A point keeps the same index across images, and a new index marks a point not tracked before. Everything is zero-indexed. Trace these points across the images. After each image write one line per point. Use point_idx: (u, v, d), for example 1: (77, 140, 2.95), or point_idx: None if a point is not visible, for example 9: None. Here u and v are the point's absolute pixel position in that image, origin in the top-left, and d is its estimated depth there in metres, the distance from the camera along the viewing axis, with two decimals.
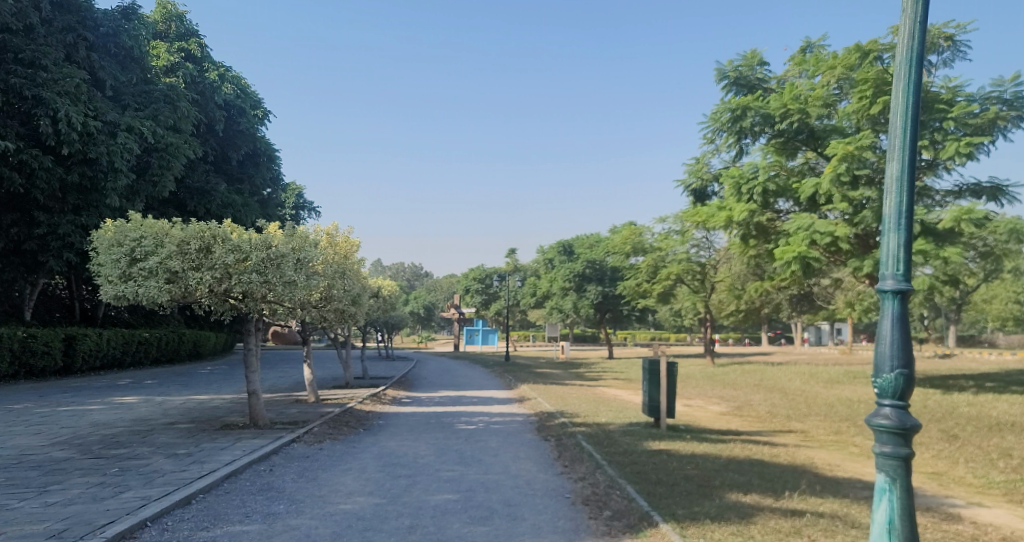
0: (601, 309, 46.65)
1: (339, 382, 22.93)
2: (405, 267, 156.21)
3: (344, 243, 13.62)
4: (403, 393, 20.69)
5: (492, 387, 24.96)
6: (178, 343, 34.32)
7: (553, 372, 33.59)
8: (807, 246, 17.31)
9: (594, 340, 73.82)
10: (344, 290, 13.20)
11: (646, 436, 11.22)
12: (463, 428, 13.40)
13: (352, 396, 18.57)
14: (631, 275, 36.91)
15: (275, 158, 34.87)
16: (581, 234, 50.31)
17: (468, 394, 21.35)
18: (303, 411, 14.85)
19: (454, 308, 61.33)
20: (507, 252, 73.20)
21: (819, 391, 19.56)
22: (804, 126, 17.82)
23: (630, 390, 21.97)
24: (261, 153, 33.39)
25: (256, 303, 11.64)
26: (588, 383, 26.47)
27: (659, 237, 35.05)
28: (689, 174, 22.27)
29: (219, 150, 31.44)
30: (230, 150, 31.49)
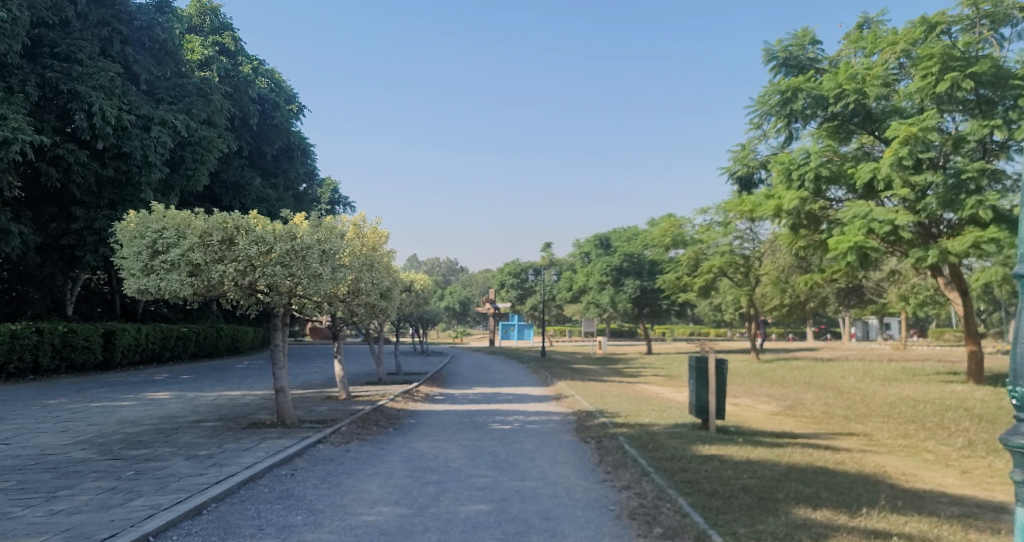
0: (640, 303, 45.71)
1: (372, 378, 22.45)
2: (440, 262, 156.30)
3: (372, 234, 13.01)
4: (436, 389, 20.12)
5: (529, 383, 24.31)
6: (216, 338, 34.20)
7: (591, 368, 32.85)
8: (864, 235, 16.97)
9: (632, 335, 72.79)
10: (373, 284, 12.59)
11: (694, 439, 10.44)
12: (498, 428, 12.75)
13: (384, 393, 18.05)
14: (672, 268, 35.97)
15: (308, 152, 34.43)
16: (618, 227, 49.42)
17: (505, 391, 20.72)
18: (334, 409, 14.33)
19: (489, 303, 60.89)
20: (542, 246, 72.52)
21: (875, 390, 18.53)
22: (860, 109, 17.62)
23: (672, 388, 21.11)
24: (295, 148, 33.01)
25: (280, 298, 11.07)
26: (628, 380, 25.64)
27: (700, 229, 34.07)
28: (734, 161, 21.74)
29: (253, 145, 31.09)
30: (264, 145, 31.10)
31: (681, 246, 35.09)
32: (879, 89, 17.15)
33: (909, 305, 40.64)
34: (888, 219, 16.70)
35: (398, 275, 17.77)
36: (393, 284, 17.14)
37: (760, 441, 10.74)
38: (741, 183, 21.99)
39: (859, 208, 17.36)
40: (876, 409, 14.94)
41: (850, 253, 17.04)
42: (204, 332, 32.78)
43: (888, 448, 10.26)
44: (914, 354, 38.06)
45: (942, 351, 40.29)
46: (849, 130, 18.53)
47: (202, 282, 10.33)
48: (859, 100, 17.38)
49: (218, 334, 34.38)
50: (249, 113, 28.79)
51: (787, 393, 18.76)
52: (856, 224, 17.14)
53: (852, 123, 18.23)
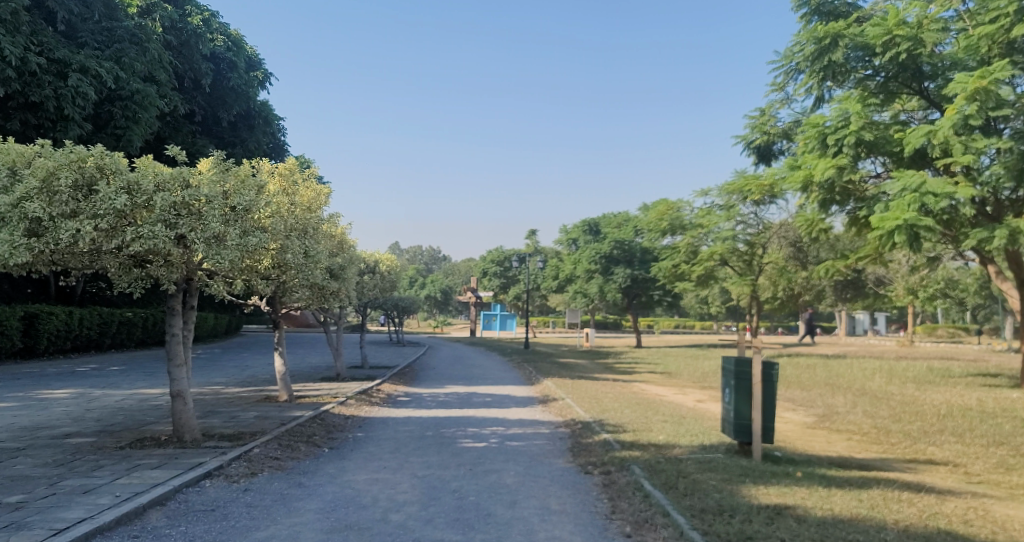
0: (630, 293, 42.93)
1: (330, 374, 19.41)
2: (422, 251, 152.79)
3: (308, 193, 9.97)
4: (401, 388, 17.17)
5: (511, 380, 21.45)
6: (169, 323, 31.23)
7: (578, 362, 30.04)
8: (916, 212, 14.19)
9: (617, 327, 70.13)
10: (309, 256, 9.56)
11: (738, 473, 7.59)
12: (469, 447, 9.80)
13: (338, 393, 15.03)
14: (668, 256, 33.16)
15: (272, 121, 31.21)
16: (608, 212, 46.54)
17: (483, 391, 17.81)
18: (263, 417, 11.30)
19: (471, 291, 57.89)
20: (527, 233, 69.58)
21: (917, 396, 15.71)
22: (909, 62, 14.95)
23: (677, 390, 18.26)
24: (257, 113, 29.86)
25: (171, 270, 8.06)
26: (621, 377, 22.72)
27: (700, 213, 31.23)
28: (751, 129, 18.96)
29: (207, 109, 27.94)
30: (220, 110, 27.92)
31: (678, 232, 32.25)
32: (937, 35, 14.41)
33: (916, 300, 38.18)
34: (944, 191, 13.99)
35: (351, 244, 14.77)
36: (343, 261, 14.05)
37: (826, 476, 7.82)
38: (759, 151, 19.14)
39: (910, 178, 14.52)
40: (937, 423, 12.11)
41: (899, 232, 14.24)
42: (155, 315, 29.82)
43: (1004, 495, 7.48)
44: (921, 351, 35.53)
45: (950, 349, 37.85)
46: (897, 88, 15.92)
47: (48, 246, 7.25)
48: (912, 51, 14.57)
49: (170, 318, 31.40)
50: (201, 74, 26.17)
51: (813, 399, 15.92)
52: (906, 200, 14.34)
53: (899, 78, 15.65)
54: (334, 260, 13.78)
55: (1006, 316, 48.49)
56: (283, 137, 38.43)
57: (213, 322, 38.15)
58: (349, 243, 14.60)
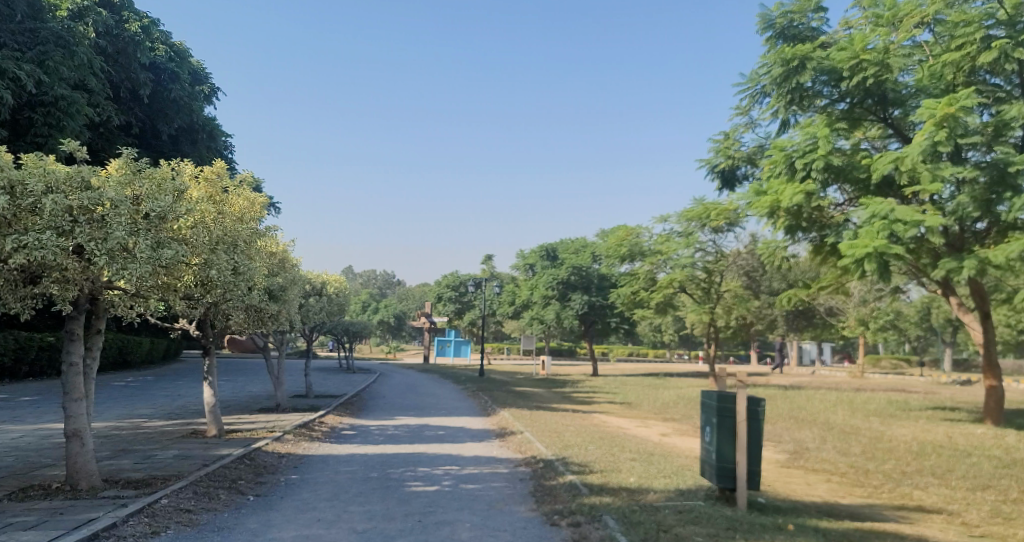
0: (587, 320, 42.16)
1: (268, 404, 18.04)
2: (376, 275, 150.56)
3: (243, 202, 8.82)
4: (345, 420, 15.91)
5: (464, 411, 20.30)
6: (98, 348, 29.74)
7: (534, 391, 28.95)
8: (886, 240, 13.47)
9: (572, 355, 69.35)
10: (240, 273, 8.40)
11: (723, 526, 6.65)
12: (418, 492, 8.69)
13: (274, 426, 13.74)
14: (625, 282, 32.44)
15: (215, 136, 29.96)
16: (565, 238, 45.82)
17: (434, 423, 16.63)
18: (184, 456, 10.02)
19: (424, 316, 56.50)
20: (482, 258, 68.60)
21: (887, 430, 15.05)
22: (876, 89, 14.21)
23: (639, 423, 17.36)
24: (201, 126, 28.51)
25: (70, 287, 6.92)
26: (579, 407, 21.75)
27: (658, 239, 30.48)
28: (715, 152, 18.10)
29: (146, 121, 26.59)
30: (159, 122, 26.58)
31: (637, 258, 31.47)
32: (905, 60, 13.64)
33: (871, 331, 38.12)
34: (914, 218, 13.23)
35: (294, 262, 13.56)
36: (282, 282, 12.83)
37: (820, 529, 6.92)
38: (724, 176, 18.23)
39: (878, 205, 13.79)
40: (918, 462, 11.37)
41: (868, 261, 13.49)
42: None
43: None
44: (876, 382, 35.35)
45: (904, 380, 37.77)
46: (861, 115, 14.97)
47: None
48: (880, 76, 13.83)
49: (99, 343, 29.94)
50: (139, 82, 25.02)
51: (780, 434, 15.15)
52: (875, 226, 13.63)
53: (865, 104, 14.78)
54: (270, 280, 12.52)
55: (955, 348, 48.88)
56: (229, 153, 37.02)
57: (151, 347, 36.25)
58: (290, 262, 13.38)
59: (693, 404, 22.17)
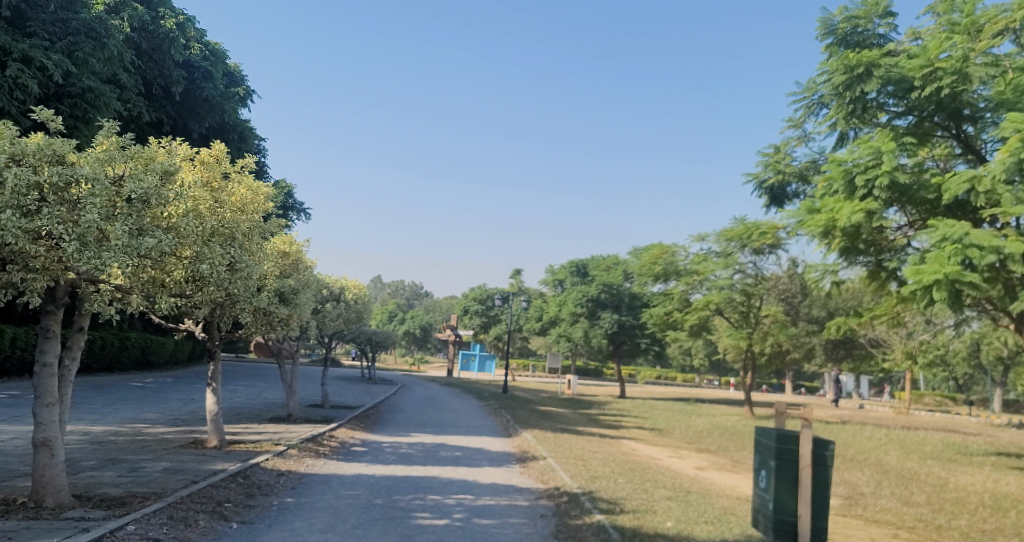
0: (615, 340, 40.96)
1: (281, 414, 17.16)
2: (404, 286, 150.36)
3: (245, 191, 7.99)
4: (358, 435, 14.96)
5: (485, 430, 19.28)
6: (118, 346, 29.34)
7: (559, 412, 27.82)
8: (958, 266, 12.32)
9: (598, 375, 67.98)
10: (237, 269, 7.51)
11: None
12: (426, 526, 7.68)
13: (282, 439, 12.84)
14: (659, 302, 31.25)
15: (247, 136, 29.45)
16: (597, 254, 44.68)
17: (453, 443, 15.61)
18: (174, 470, 9.14)
19: (450, 329, 55.63)
20: (511, 272, 67.67)
21: (947, 477, 13.73)
22: (950, 101, 13.13)
23: (672, 454, 16.19)
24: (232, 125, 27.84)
25: (38, 278, 6.04)
26: (606, 432, 20.61)
27: (695, 258, 29.20)
28: (765, 166, 17.04)
29: (177, 119, 26.08)
30: (190, 121, 26.07)
31: (673, 277, 30.23)
32: (987, 70, 12.48)
33: (915, 366, 36.49)
34: (991, 243, 12.12)
35: (307, 264, 12.67)
36: (293, 284, 11.95)
37: None
38: (772, 192, 17.13)
39: (949, 227, 12.69)
40: (991, 519, 10.09)
41: (938, 288, 12.33)
42: (103, 338, 27.85)
43: None
44: (919, 419, 33.66)
45: (948, 418, 35.99)
46: (929, 129, 14.07)
47: None
48: (956, 88, 12.72)
49: (119, 342, 29.54)
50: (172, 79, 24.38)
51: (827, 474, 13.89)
52: (945, 251, 12.48)
53: (935, 117, 13.79)
54: (280, 281, 11.67)
55: (1001, 388, 46.65)
56: (260, 156, 36.56)
57: (173, 348, 35.83)
58: (303, 263, 12.47)
59: (728, 435, 20.92)
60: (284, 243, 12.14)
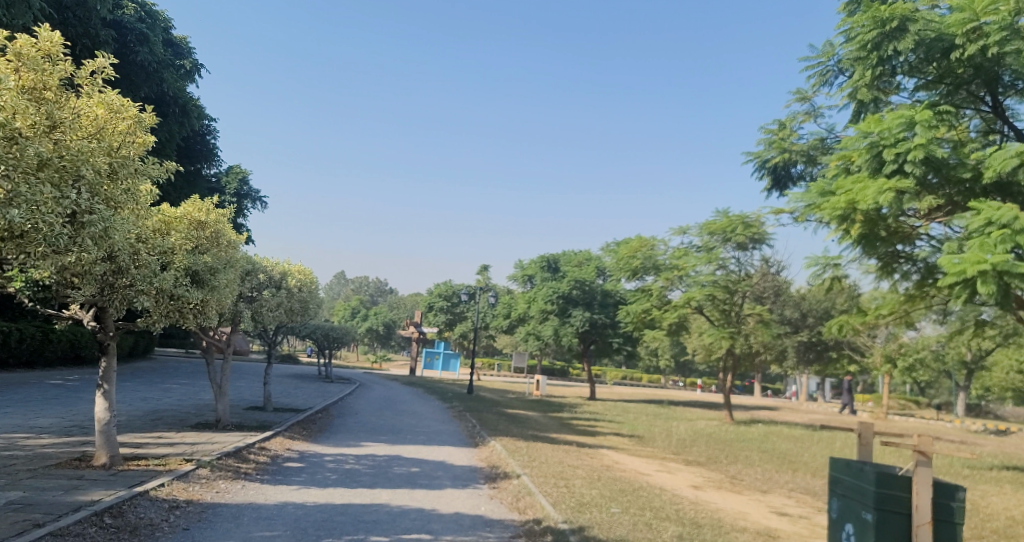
0: (585, 339, 38.97)
1: (209, 421, 14.73)
2: (367, 282, 147.06)
3: (96, 110, 6.59)
4: (296, 447, 12.63)
5: (448, 437, 17.03)
6: (39, 340, 26.60)
7: (528, 415, 25.68)
8: (1009, 255, 10.41)
9: (564, 375, 66.01)
10: (79, 220, 6.23)
11: None
12: None
13: (197, 455, 10.50)
14: (635, 299, 29.17)
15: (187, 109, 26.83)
16: (568, 249, 42.57)
17: (408, 455, 13.34)
18: (23, 505, 6.82)
19: (413, 325, 53.19)
20: (478, 268, 65.35)
21: (980, 499, 11.85)
22: (992, 65, 11.24)
23: (660, 467, 14.13)
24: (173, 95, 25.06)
25: None
26: (581, 440, 18.48)
27: (675, 253, 26.95)
28: (767, 144, 14.76)
29: None
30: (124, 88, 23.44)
31: (651, 273, 28.12)
32: None
33: (895, 370, 35.18)
34: None
35: (232, 239, 10.26)
36: (209, 262, 9.55)
37: None
38: (774, 173, 14.93)
39: (994, 210, 10.80)
40: None
41: (983, 282, 10.42)
42: (19, 332, 25.05)
43: None
44: (900, 425, 32.23)
45: (927, 424, 34.72)
46: (963, 99, 12.17)
47: None
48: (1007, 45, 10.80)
49: (41, 335, 26.76)
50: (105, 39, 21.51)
51: None
52: (991, 238, 10.60)
53: (970, 85, 11.96)
54: (189, 257, 9.30)
55: (975, 391, 45.62)
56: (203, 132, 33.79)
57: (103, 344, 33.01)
58: (225, 237, 10.04)
59: (715, 443, 18.94)
60: (199, 211, 9.67)
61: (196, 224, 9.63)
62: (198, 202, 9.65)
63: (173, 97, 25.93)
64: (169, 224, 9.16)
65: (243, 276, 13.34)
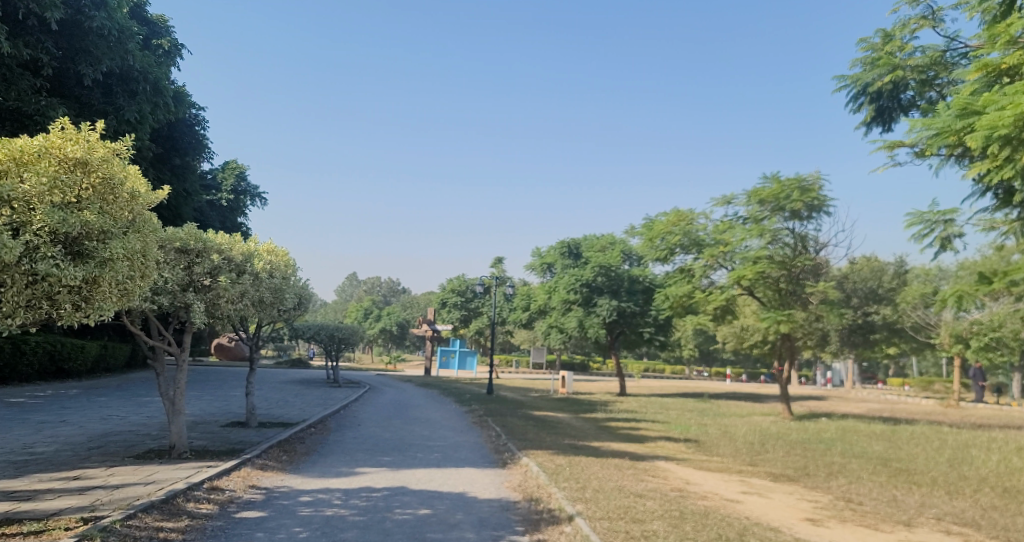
0: (613, 329, 35.59)
1: (165, 450, 11.65)
2: (379, 282, 144.06)
3: None
4: (262, 484, 9.37)
5: (468, 454, 13.69)
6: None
7: (558, 419, 22.35)
8: None
9: (585, 369, 62.62)
10: None
11: None
12: None
13: (104, 511, 7.33)
14: (672, 282, 25.60)
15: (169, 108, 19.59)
16: (590, 233, 38.99)
17: (416, 487, 10.02)
18: None
19: (426, 322, 49.87)
20: (491, 260, 61.92)
21: None
22: None
23: (749, 487, 10.70)
24: (157, 87, 19.28)
25: None
26: (631, 449, 15.04)
27: (718, 227, 23.17)
28: (868, 64, 11.56)
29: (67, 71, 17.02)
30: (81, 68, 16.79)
31: (690, 250, 24.48)
32: None
33: (961, 351, 31.50)
34: None
35: (135, 189, 6.73)
36: (93, 220, 6.15)
37: None
38: (878, 102, 11.93)
39: None
40: None
41: None
42: None
43: None
44: (973, 412, 28.63)
45: (1000, 410, 31.05)
46: None
47: None
48: None
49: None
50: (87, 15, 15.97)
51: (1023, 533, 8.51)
52: None
53: None
54: (57, 213, 5.96)
55: None
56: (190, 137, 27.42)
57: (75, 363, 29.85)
58: (120, 187, 6.48)
59: (795, 444, 15.45)
60: (69, 144, 6.15)
61: (64, 163, 6.13)
62: (67, 131, 6.11)
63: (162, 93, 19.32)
64: (23, 159, 5.96)
65: (187, 255, 10.47)
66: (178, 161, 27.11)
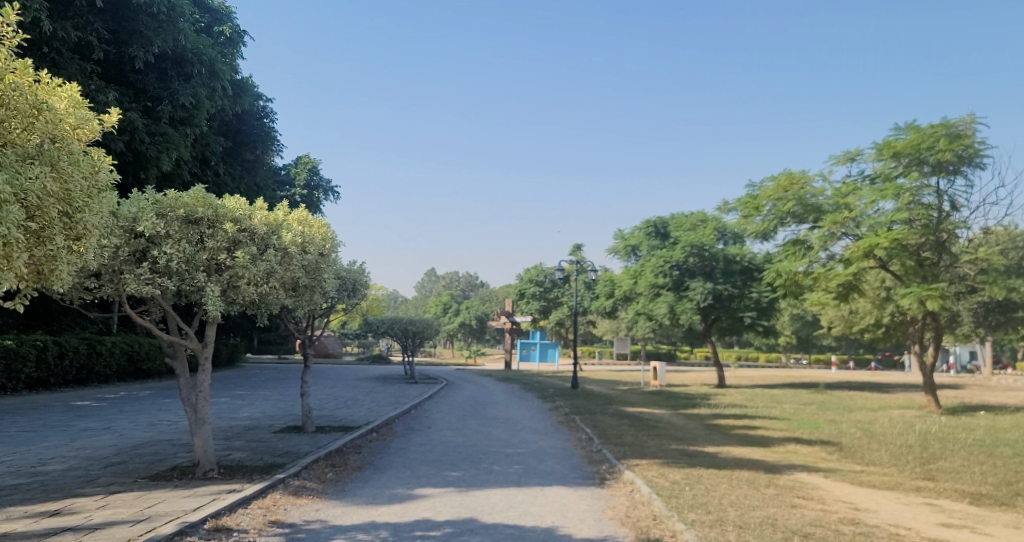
0: (707, 314, 32.40)
1: (187, 467, 9.52)
2: (457, 276, 143.21)
3: None
4: (290, 519, 7.08)
5: (559, 466, 11.12)
6: (40, 355, 22.25)
7: (657, 416, 19.56)
8: None
9: (673, 359, 59.19)
10: None
11: None
12: None
13: None
14: (782, 257, 22.43)
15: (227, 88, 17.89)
16: (678, 211, 35.90)
17: (492, 517, 7.56)
18: None
19: (505, 314, 47.54)
20: (572, 248, 59.19)
21: None
22: None
23: (948, 516, 7.82)
24: (215, 71, 17.58)
25: None
26: (758, 456, 12.17)
27: (839, 189, 19.99)
28: None
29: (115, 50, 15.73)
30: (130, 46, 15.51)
31: (805, 220, 21.25)
32: None
33: None
34: None
35: (42, 101, 5.15)
36: None
37: None
38: None
39: None
40: None
41: None
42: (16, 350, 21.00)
43: None
44: None
45: None
46: None
47: None
48: None
49: (42, 348, 22.45)
50: None
51: None
52: None
53: None
54: None
55: None
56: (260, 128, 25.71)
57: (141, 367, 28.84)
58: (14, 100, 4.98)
59: (969, 448, 12.28)
60: None
61: None
62: None
63: (220, 76, 17.58)
64: None
65: (194, 224, 8.37)
66: (250, 155, 25.23)
